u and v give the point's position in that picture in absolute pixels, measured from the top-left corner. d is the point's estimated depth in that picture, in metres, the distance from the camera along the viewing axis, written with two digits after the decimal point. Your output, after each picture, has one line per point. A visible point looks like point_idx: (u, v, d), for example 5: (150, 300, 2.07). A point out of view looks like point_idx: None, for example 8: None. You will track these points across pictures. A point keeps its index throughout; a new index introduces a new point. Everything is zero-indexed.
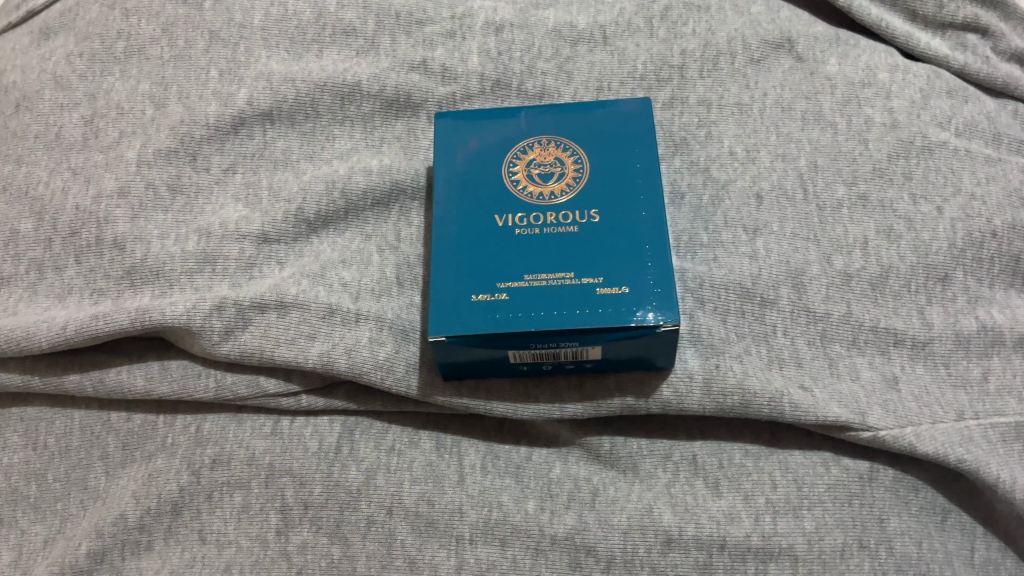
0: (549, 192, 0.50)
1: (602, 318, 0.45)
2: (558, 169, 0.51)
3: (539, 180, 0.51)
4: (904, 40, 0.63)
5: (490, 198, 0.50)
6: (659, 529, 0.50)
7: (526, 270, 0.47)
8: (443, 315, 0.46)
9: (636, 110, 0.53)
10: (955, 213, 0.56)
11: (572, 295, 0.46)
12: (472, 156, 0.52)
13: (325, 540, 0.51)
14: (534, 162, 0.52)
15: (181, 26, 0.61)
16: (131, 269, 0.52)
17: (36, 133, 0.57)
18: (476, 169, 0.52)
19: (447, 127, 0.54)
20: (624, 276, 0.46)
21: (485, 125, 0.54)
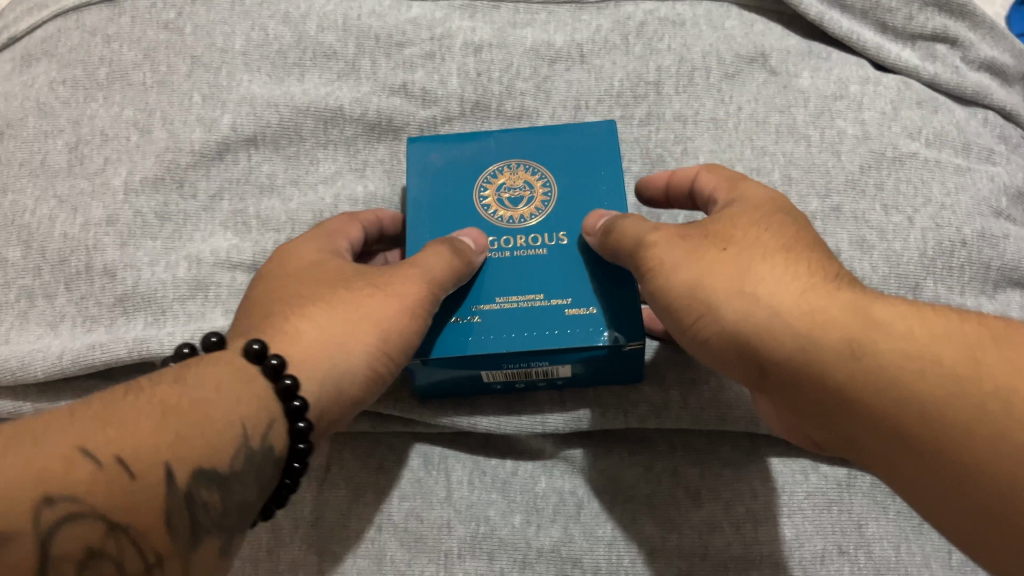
0: (519, 217, 0.51)
1: (571, 340, 0.46)
2: (527, 192, 0.52)
3: (509, 204, 0.51)
4: (876, 51, 0.64)
5: (462, 223, 0.51)
6: (642, 540, 0.52)
7: (498, 292, 0.48)
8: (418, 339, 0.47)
9: (603, 131, 0.53)
10: (926, 223, 0.57)
11: (543, 316, 0.47)
12: (444, 180, 0.52)
13: (315, 558, 0.51)
14: (503, 186, 0.52)
15: (163, 51, 0.62)
16: (123, 297, 0.54)
17: (22, 161, 0.58)
18: (446, 193, 0.52)
19: (416, 149, 0.54)
20: (593, 296, 0.47)
21: (456, 148, 0.54)
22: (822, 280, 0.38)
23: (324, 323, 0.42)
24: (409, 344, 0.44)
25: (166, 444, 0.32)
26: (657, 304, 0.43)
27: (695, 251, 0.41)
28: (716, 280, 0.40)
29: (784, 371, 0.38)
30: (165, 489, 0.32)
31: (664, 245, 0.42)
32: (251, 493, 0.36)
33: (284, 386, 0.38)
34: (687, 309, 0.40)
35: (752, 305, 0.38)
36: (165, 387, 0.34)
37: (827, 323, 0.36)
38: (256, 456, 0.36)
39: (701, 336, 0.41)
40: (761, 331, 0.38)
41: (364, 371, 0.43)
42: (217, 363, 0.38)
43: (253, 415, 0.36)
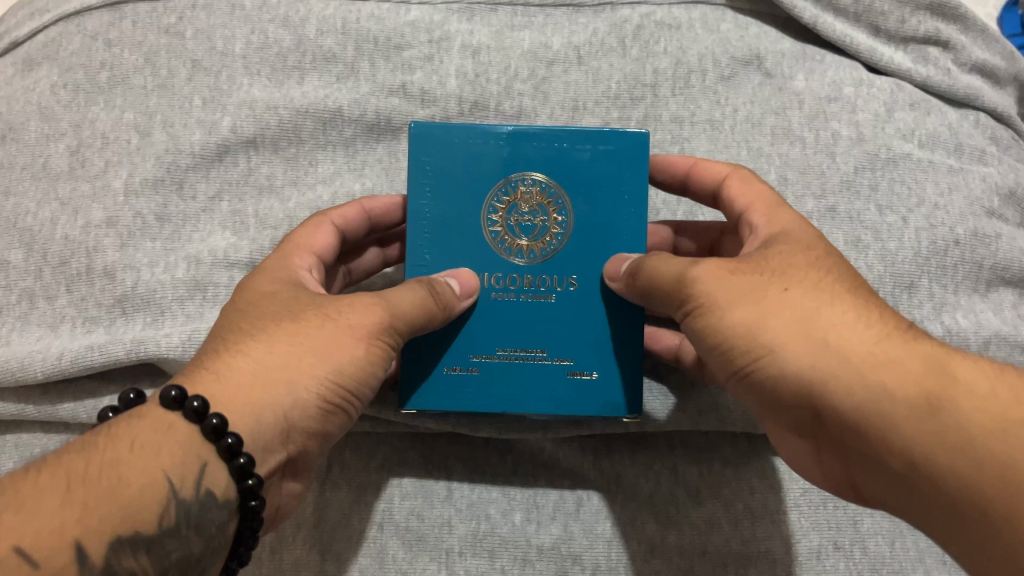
0: (527, 252, 0.48)
1: (569, 407, 0.48)
2: (540, 220, 0.48)
3: (519, 233, 0.48)
4: (868, 54, 0.65)
5: (468, 253, 0.48)
6: (642, 537, 0.52)
7: (499, 342, 0.48)
8: (419, 386, 0.48)
9: (630, 146, 0.49)
10: (920, 223, 0.59)
11: (544, 376, 0.48)
12: (452, 191, 0.48)
13: (317, 556, 0.52)
14: (514, 207, 0.48)
15: (164, 55, 0.61)
16: (124, 298, 0.54)
17: (23, 164, 0.58)
18: (452, 208, 0.48)
19: (420, 140, 0.48)
20: (595, 359, 0.48)
21: (466, 151, 0.48)
22: (890, 331, 0.39)
23: (271, 358, 0.41)
24: (364, 376, 0.43)
25: (74, 522, 0.34)
26: (704, 344, 0.42)
27: (754, 291, 0.41)
28: (781, 324, 0.40)
29: (844, 421, 0.38)
30: (79, 567, 0.34)
31: (722, 278, 0.42)
32: (192, 545, 0.38)
33: (211, 425, 0.38)
34: (745, 351, 0.40)
35: (821, 354, 0.39)
36: (77, 459, 0.36)
37: (904, 374, 0.37)
38: (188, 507, 0.38)
39: (754, 379, 0.41)
40: (830, 379, 0.38)
41: (318, 406, 0.42)
42: (142, 420, 0.39)
43: (177, 467, 0.38)
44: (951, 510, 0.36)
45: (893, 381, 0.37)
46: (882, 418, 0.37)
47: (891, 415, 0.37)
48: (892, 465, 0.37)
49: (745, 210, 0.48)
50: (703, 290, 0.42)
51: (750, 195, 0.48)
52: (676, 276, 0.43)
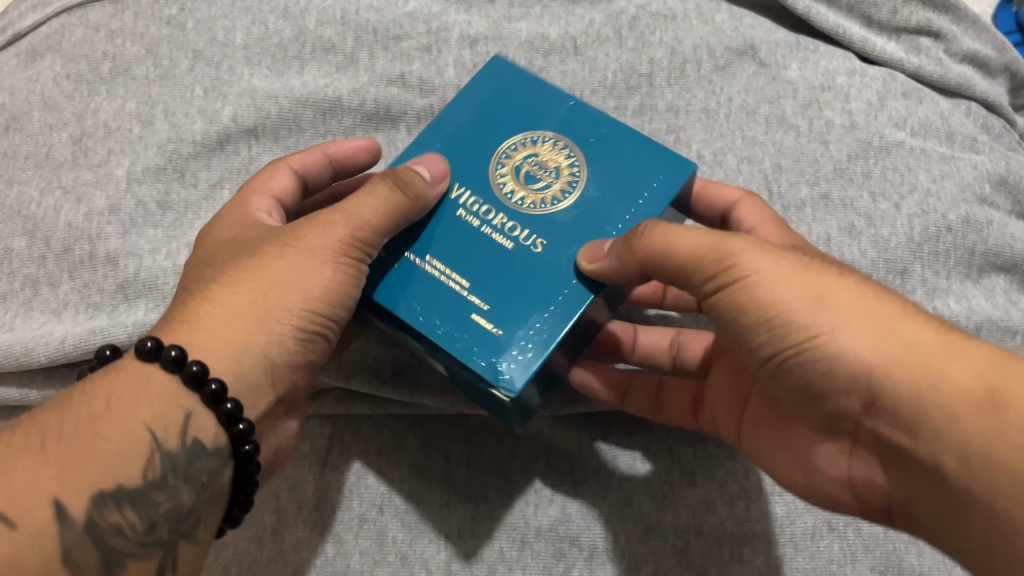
0: (517, 199, 0.45)
1: (455, 345, 0.41)
2: (549, 179, 0.45)
3: (523, 181, 0.45)
4: (862, 44, 0.66)
5: (467, 164, 0.46)
6: (638, 517, 0.53)
7: (436, 251, 0.44)
8: None
9: (681, 171, 0.45)
10: (912, 209, 0.60)
11: (449, 302, 0.42)
12: (496, 115, 0.47)
13: (318, 538, 0.53)
14: (529, 158, 0.46)
15: (166, 46, 0.62)
16: (125, 284, 0.55)
17: (26, 154, 0.58)
18: (485, 125, 0.47)
19: (505, 66, 0.49)
20: (515, 316, 0.42)
21: (532, 91, 0.48)
22: (952, 326, 0.37)
23: (236, 291, 0.41)
24: (335, 298, 0.42)
25: (50, 481, 0.34)
26: (743, 322, 0.40)
27: (807, 271, 0.39)
28: (837, 304, 0.38)
29: (901, 409, 0.36)
30: (59, 526, 0.34)
31: (771, 258, 0.39)
32: (182, 495, 0.38)
33: (189, 373, 0.38)
34: (797, 328, 0.38)
35: (880, 336, 0.36)
36: (52, 418, 0.36)
37: (970, 365, 0.35)
38: (173, 457, 0.37)
39: (803, 359, 0.38)
40: (888, 364, 0.36)
41: (293, 333, 0.42)
42: (115, 374, 0.38)
43: (159, 419, 0.37)
44: (1002, 519, 0.33)
45: (957, 371, 0.35)
46: (942, 410, 0.35)
47: (953, 407, 0.35)
48: (946, 461, 0.35)
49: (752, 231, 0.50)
50: (750, 263, 0.39)
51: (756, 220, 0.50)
52: (713, 247, 0.40)
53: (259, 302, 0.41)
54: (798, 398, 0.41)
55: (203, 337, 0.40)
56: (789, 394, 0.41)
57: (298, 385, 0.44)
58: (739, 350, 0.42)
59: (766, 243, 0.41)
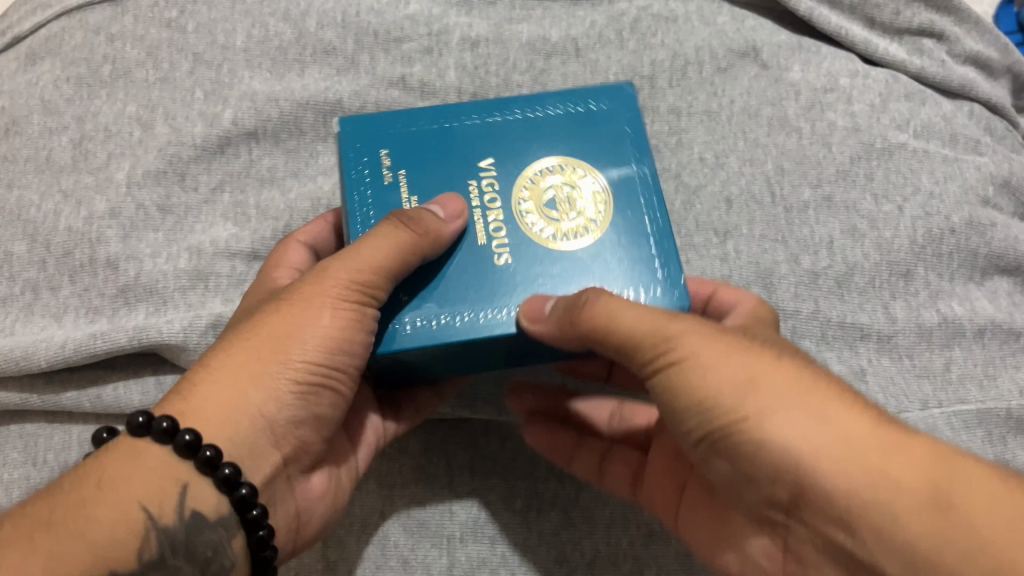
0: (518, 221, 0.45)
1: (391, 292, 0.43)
2: (556, 217, 0.45)
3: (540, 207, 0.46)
4: (864, 46, 0.66)
5: (507, 157, 0.47)
6: (641, 523, 0.53)
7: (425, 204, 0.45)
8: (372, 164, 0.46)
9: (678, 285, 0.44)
10: (915, 211, 0.59)
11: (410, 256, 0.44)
12: (568, 132, 0.48)
13: (319, 545, 0.52)
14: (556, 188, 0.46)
15: (166, 49, 0.62)
16: (125, 288, 0.54)
17: (26, 157, 0.58)
18: (545, 138, 0.48)
19: (616, 92, 0.49)
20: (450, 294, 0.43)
21: (612, 126, 0.48)
22: (889, 418, 0.35)
23: (237, 351, 0.41)
24: (331, 346, 0.41)
25: (40, 571, 0.34)
26: (679, 403, 0.38)
27: (743, 355, 0.37)
28: (772, 391, 0.36)
29: (835, 505, 0.34)
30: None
31: (706, 340, 0.38)
32: (183, 573, 0.38)
33: (182, 442, 0.38)
34: (730, 414, 0.36)
35: (817, 425, 0.35)
36: (44, 505, 0.36)
37: (907, 464, 0.33)
38: (171, 534, 0.37)
39: (735, 446, 0.37)
40: (822, 458, 0.34)
41: (291, 390, 0.41)
42: (108, 454, 0.38)
43: (153, 495, 0.37)
44: None
45: (898, 470, 0.33)
46: (880, 507, 0.33)
47: (892, 505, 0.33)
48: (887, 564, 0.33)
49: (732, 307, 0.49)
50: (684, 344, 0.38)
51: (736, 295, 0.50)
52: (654, 328, 0.38)
53: (254, 359, 0.41)
54: (733, 485, 0.39)
55: (199, 401, 0.40)
56: (725, 480, 0.39)
57: (306, 440, 0.44)
58: (675, 431, 0.40)
59: (704, 323, 0.39)
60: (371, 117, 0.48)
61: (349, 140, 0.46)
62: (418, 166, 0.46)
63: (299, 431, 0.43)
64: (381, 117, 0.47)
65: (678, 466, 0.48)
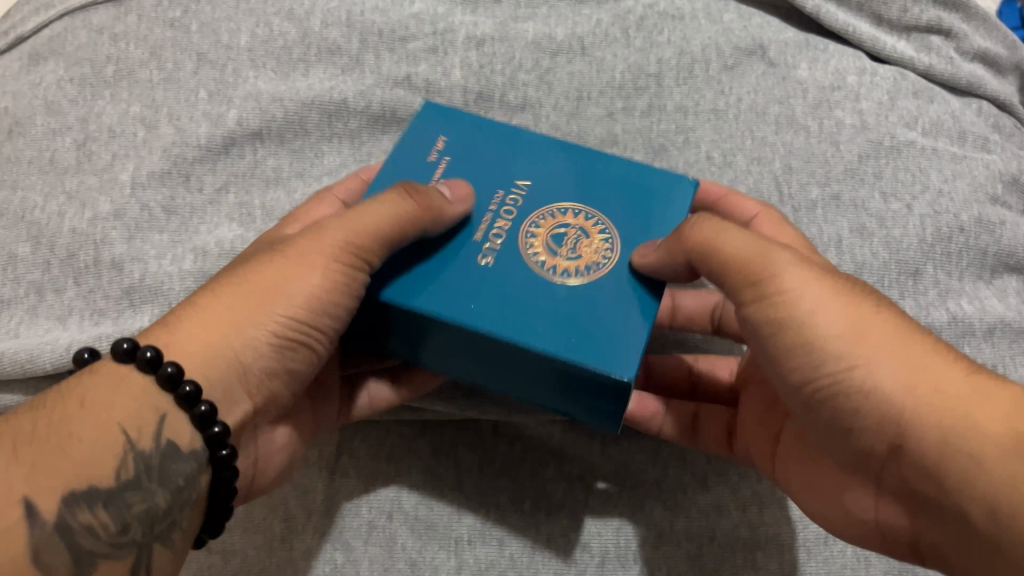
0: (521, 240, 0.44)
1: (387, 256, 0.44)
2: (553, 251, 0.44)
3: (550, 240, 0.44)
4: (871, 43, 0.66)
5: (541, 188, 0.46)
6: (650, 524, 0.52)
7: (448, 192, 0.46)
8: (428, 151, 0.48)
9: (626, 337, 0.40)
10: (924, 210, 0.59)
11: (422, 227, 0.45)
12: (611, 190, 0.47)
13: (327, 545, 0.52)
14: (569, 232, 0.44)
15: (169, 49, 0.62)
16: (131, 290, 0.54)
17: (30, 158, 0.57)
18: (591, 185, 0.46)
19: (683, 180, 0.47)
20: (429, 271, 0.43)
21: (657, 196, 0.46)
22: (984, 369, 0.37)
23: (224, 297, 0.42)
24: (317, 304, 0.42)
25: (20, 482, 0.34)
26: (778, 349, 0.40)
27: (841, 296, 0.39)
28: (874, 338, 0.38)
29: (931, 452, 0.36)
30: (28, 524, 0.34)
31: (810, 282, 0.40)
32: (156, 497, 0.38)
33: (165, 373, 0.38)
34: (826, 365, 0.38)
35: (917, 375, 0.37)
36: (22, 419, 0.36)
37: (989, 409, 0.35)
38: (148, 458, 0.37)
39: (837, 394, 0.39)
40: (911, 404, 0.37)
41: (271, 342, 0.42)
42: (90, 374, 0.38)
43: (134, 418, 0.37)
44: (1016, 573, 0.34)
45: (982, 414, 0.35)
46: (974, 457, 0.35)
47: (980, 453, 0.35)
48: (975, 514, 0.35)
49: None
50: (789, 285, 0.39)
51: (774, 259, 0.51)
52: (758, 252, 0.41)
53: (243, 310, 0.41)
54: (826, 432, 0.41)
55: (185, 340, 0.40)
56: (818, 428, 0.41)
57: (277, 395, 0.44)
58: (773, 377, 0.42)
59: (811, 263, 0.41)
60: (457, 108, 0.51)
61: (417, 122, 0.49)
62: (461, 164, 0.48)
63: (271, 385, 0.43)
64: (465, 112, 0.50)
65: (773, 416, 0.48)
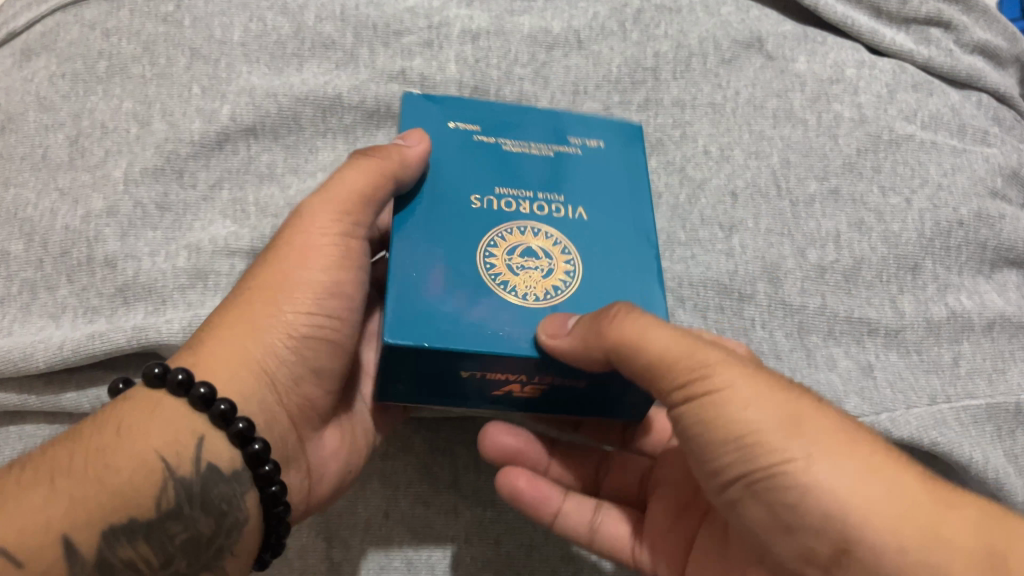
0: (511, 236, 0.43)
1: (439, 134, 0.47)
2: (508, 268, 0.42)
3: (522, 255, 0.42)
4: (870, 36, 0.65)
5: (604, 217, 0.45)
6: None
7: (536, 167, 0.47)
8: (580, 139, 0.49)
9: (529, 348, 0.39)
10: (924, 204, 0.59)
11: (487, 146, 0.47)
12: (625, 256, 0.44)
13: (323, 544, 0.51)
14: (534, 265, 0.42)
15: (162, 44, 0.61)
16: (124, 287, 0.54)
17: (22, 155, 0.57)
18: (619, 245, 0.44)
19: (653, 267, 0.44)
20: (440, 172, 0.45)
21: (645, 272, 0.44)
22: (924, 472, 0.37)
23: (236, 304, 0.43)
24: (323, 292, 0.44)
25: (58, 516, 0.36)
26: (717, 443, 0.38)
27: (780, 396, 0.38)
28: (815, 433, 0.37)
29: (887, 564, 0.35)
30: (68, 559, 0.36)
31: (743, 376, 0.38)
32: (199, 524, 0.39)
33: (197, 395, 0.39)
34: (775, 458, 0.37)
35: (864, 478, 0.36)
36: (63, 450, 0.37)
37: (945, 522, 0.35)
38: (188, 485, 0.39)
39: (773, 490, 0.37)
40: (869, 509, 0.35)
41: (288, 342, 0.43)
42: (127, 403, 0.40)
43: (172, 446, 0.39)
44: None
45: (947, 528, 0.35)
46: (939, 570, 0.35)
47: (947, 570, 0.34)
48: None
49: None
50: (725, 378, 0.38)
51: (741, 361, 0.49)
52: (689, 351, 0.39)
53: (251, 312, 0.43)
54: (760, 534, 0.40)
55: (206, 360, 0.41)
56: (750, 527, 0.40)
57: (310, 397, 0.45)
58: (699, 472, 0.41)
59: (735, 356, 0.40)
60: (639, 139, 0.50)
61: (609, 125, 0.50)
62: (576, 166, 0.47)
63: (301, 386, 0.44)
64: (633, 146, 0.49)
65: (685, 522, 0.48)
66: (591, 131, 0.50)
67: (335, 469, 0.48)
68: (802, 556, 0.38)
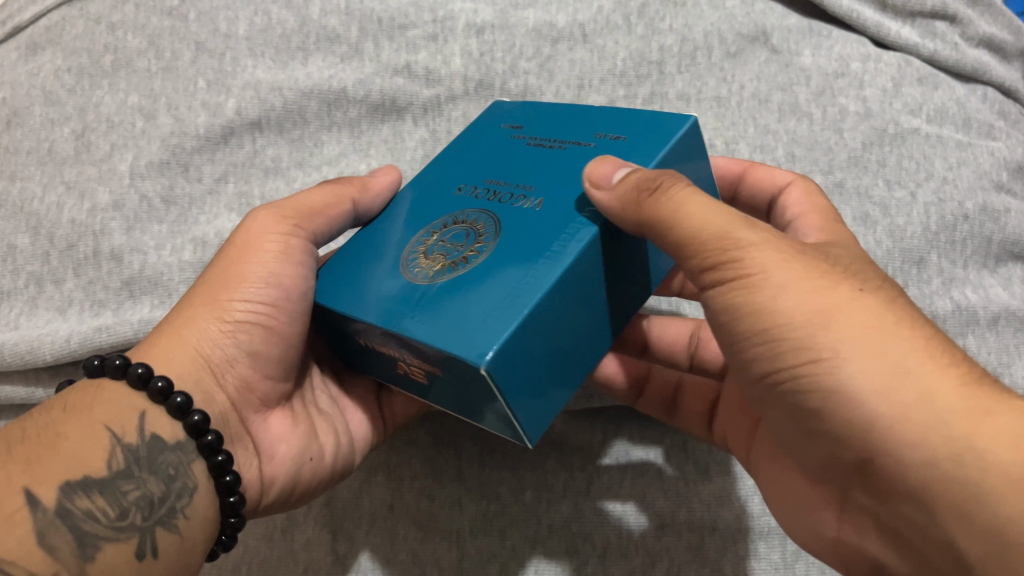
0: (452, 226, 0.39)
1: (477, 134, 0.46)
2: (425, 253, 0.38)
3: (451, 241, 0.38)
4: (876, 29, 0.65)
5: (558, 189, 0.38)
6: (653, 513, 0.52)
7: (532, 159, 0.41)
8: (597, 125, 0.42)
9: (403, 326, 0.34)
10: (929, 197, 0.59)
11: (504, 143, 0.44)
12: (552, 221, 0.36)
13: (328, 536, 0.52)
14: (450, 250, 0.37)
15: (167, 37, 0.61)
16: (130, 281, 0.54)
17: (29, 148, 0.57)
18: (549, 217, 0.36)
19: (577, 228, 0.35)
20: (452, 165, 0.44)
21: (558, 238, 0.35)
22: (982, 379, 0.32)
23: (187, 296, 0.44)
24: (249, 278, 0.42)
25: (18, 474, 0.35)
26: (739, 336, 0.35)
27: (811, 280, 0.33)
28: (848, 325, 0.32)
29: (914, 473, 0.31)
30: (31, 511, 0.34)
31: (782, 261, 0.34)
32: (149, 485, 0.37)
33: (135, 374, 0.39)
34: (793, 359, 0.33)
35: (896, 380, 0.31)
36: (13, 429, 0.37)
37: (989, 427, 0.30)
38: (136, 450, 0.37)
39: (797, 393, 0.34)
40: (892, 416, 0.31)
41: (219, 328, 0.42)
42: (70, 391, 0.39)
43: (115, 417, 0.38)
44: None
45: (990, 435, 0.30)
46: (967, 487, 0.30)
47: (987, 488, 0.30)
48: (971, 551, 0.31)
49: (808, 217, 0.44)
50: (759, 260, 0.34)
51: (806, 205, 0.45)
52: (719, 225, 0.35)
53: (193, 302, 0.43)
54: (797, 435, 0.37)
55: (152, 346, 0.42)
56: (784, 426, 0.37)
57: (248, 382, 0.43)
58: (733, 365, 0.37)
59: (782, 239, 0.35)
60: (659, 117, 0.41)
61: (659, 118, 0.41)
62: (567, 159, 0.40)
63: (235, 367, 0.42)
64: (645, 126, 0.40)
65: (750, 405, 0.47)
66: (630, 127, 0.41)
67: (287, 452, 0.45)
68: (833, 461, 0.35)
